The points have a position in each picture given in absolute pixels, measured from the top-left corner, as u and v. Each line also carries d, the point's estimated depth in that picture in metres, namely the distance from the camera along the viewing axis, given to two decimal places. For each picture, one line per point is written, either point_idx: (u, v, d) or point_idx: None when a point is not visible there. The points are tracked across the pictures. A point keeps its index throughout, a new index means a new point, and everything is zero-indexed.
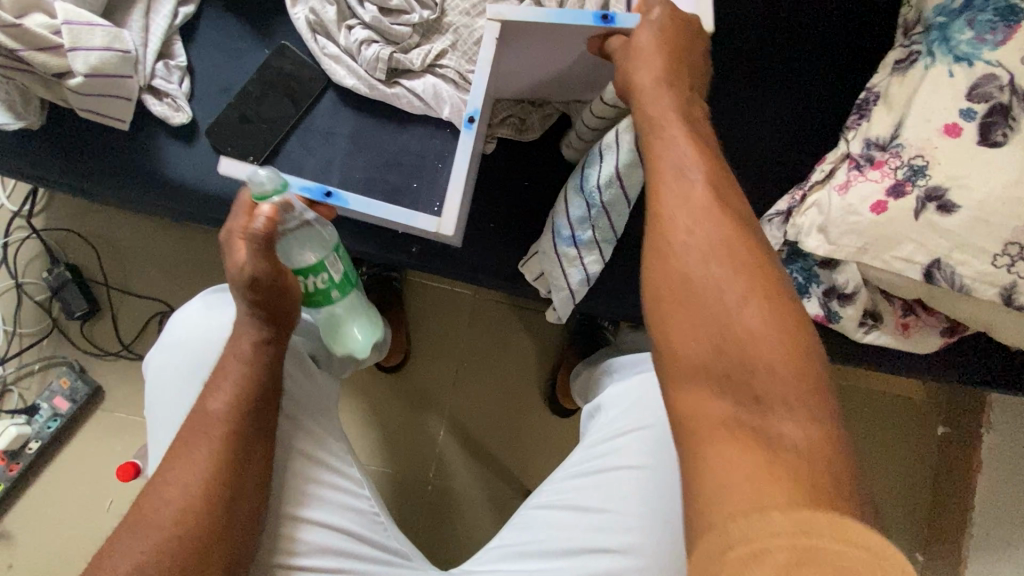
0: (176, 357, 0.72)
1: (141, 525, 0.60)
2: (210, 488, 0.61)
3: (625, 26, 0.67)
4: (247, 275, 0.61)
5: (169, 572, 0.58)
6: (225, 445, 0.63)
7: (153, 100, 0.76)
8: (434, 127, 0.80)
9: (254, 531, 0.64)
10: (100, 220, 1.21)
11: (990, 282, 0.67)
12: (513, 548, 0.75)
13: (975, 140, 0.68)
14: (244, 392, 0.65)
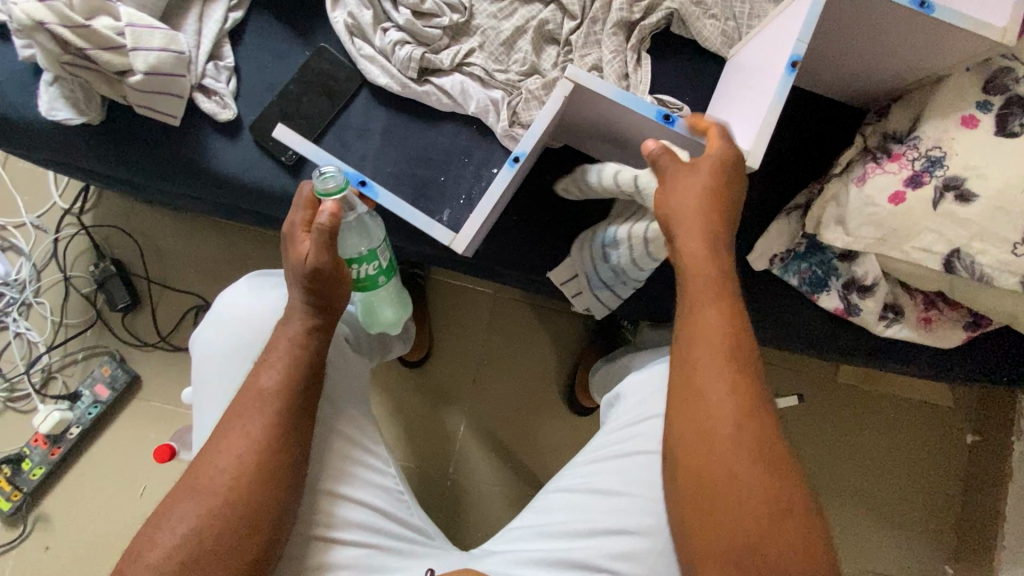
0: (226, 334, 0.76)
1: (196, 490, 0.63)
2: (260, 459, 0.64)
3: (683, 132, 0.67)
4: (311, 267, 0.64)
5: (221, 537, 0.61)
6: (277, 423, 0.65)
7: (202, 97, 0.81)
8: (461, 124, 0.85)
9: (292, 505, 0.66)
10: (143, 218, 1.28)
11: (1010, 271, 0.68)
12: (534, 529, 0.77)
13: (992, 130, 0.69)
14: (295, 375, 0.67)
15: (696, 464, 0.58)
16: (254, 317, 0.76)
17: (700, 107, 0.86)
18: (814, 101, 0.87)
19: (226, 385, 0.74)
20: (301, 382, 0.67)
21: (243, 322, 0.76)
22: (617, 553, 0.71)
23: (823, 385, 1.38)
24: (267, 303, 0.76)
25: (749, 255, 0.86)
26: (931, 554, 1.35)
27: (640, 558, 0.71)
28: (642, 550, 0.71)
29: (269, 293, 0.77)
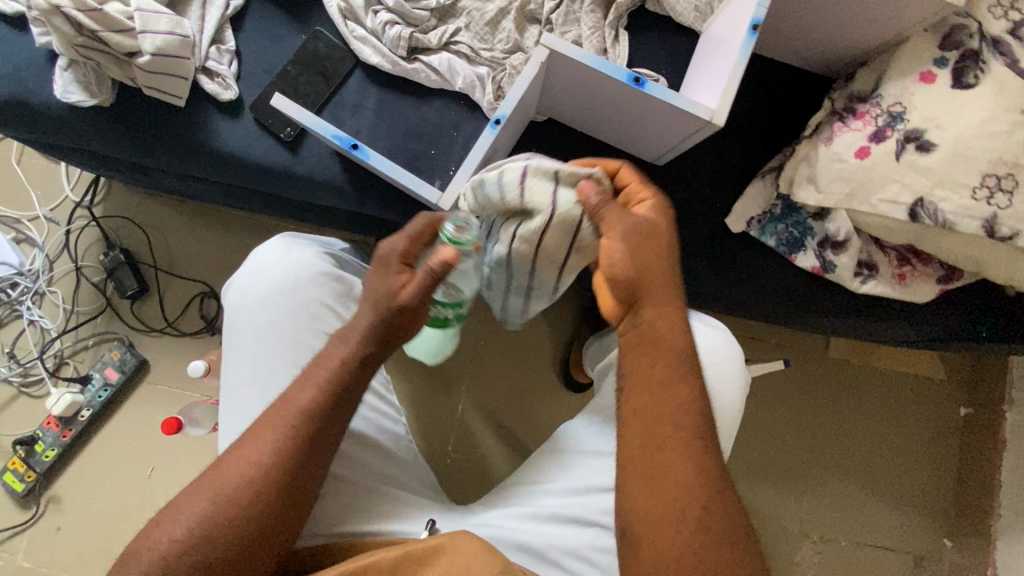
0: (260, 291, 0.77)
1: (217, 486, 0.65)
2: (278, 475, 0.65)
3: (652, 94, 0.67)
4: (403, 296, 0.66)
5: (230, 538, 0.63)
6: (300, 436, 0.66)
7: (206, 79, 0.87)
8: (450, 100, 0.89)
9: (302, 514, 0.67)
10: (151, 209, 1.33)
11: (971, 215, 0.71)
12: (529, 486, 0.79)
13: (948, 84, 0.72)
14: (328, 391, 0.68)
15: (654, 501, 0.64)
16: (290, 276, 0.78)
17: (676, 79, 0.91)
18: (785, 70, 0.92)
19: (259, 341, 0.76)
20: (329, 408, 0.67)
21: (277, 280, 0.77)
22: (608, 508, 0.74)
23: (812, 359, 1.40)
24: (302, 264, 0.78)
25: (727, 218, 0.90)
26: (928, 529, 1.36)
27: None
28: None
29: (303, 254, 0.79)
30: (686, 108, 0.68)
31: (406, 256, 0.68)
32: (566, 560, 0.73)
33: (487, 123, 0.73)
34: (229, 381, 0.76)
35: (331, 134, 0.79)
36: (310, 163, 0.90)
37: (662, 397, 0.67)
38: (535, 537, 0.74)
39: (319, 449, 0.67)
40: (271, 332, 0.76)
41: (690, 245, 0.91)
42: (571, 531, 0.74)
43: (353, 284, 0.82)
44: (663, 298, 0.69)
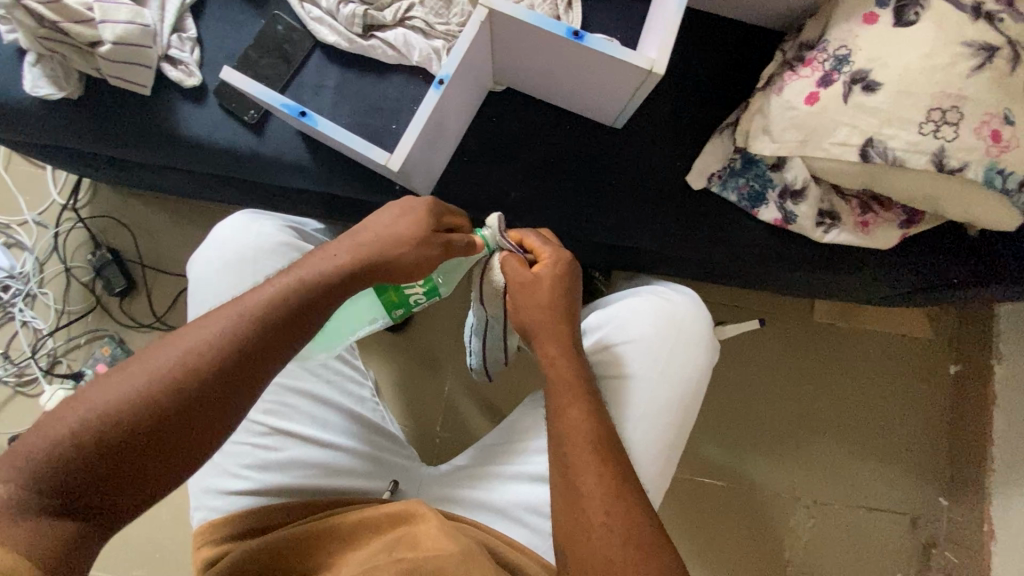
0: (220, 261, 0.80)
1: (101, 394, 0.56)
2: (181, 396, 0.57)
3: (592, 44, 0.69)
4: (443, 240, 0.68)
5: (100, 457, 0.54)
6: (219, 365, 0.59)
7: (169, 67, 0.89)
8: (408, 75, 0.91)
9: (198, 455, 0.59)
10: (135, 208, 1.36)
11: (920, 151, 0.71)
12: (498, 448, 0.78)
13: (892, 23, 0.72)
14: (259, 326, 0.62)
15: (572, 517, 0.64)
16: (248, 246, 0.80)
17: (631, 43, 0.91)
18: (738, 28, 0.92)
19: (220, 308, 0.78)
20: (255, 343, 0.61)
21: (237, 250, 0.80)
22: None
23: (793, 323, 1.40)
24: (261, 235, 0.81)
25: (688, 175, 0.91)
26: (920, 487, 1.35)
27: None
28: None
29: (262, 226, 0.81)
30: (626, 60, 0.69)
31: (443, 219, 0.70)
32: (529, 518, 0.72)
33: (433, 84, 0.74)
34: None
35: (279, 102, 0.79)
36: (276, 145, 0.92)
37: (570, 421, 0.68)
38: (498, 495, 0.74)
39: (234, 389, 0.60)
40: (233, 298, 0.79)
41: (654, 205, 0.92)
42: (536, 488, 0.73)
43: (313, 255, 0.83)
44: (556, 330, 0.73)
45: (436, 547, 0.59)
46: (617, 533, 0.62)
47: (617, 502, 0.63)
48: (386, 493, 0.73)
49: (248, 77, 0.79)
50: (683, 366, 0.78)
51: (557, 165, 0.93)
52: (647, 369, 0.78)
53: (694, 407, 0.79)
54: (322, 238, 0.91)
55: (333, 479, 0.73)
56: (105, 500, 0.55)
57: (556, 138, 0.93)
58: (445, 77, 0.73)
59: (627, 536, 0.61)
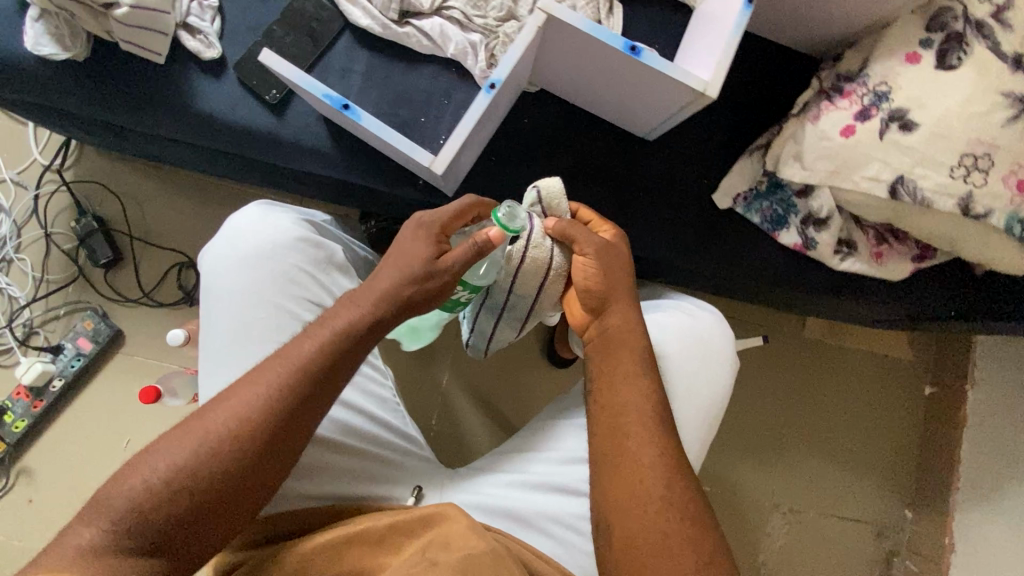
0: (235, 256, 0.77)
1: (165, 452, 0.62)
2: (235, 449, 0.63)
3: (649, 62, 0.68)
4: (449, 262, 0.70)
5: (169, 509, 0.60)
6: (266, 414, 0.64)
7: (187, 36, 0.85)
8: (441, 67, 0.88)
9: (254, 499, 0.64)
10: (124, 175, 1.29)
11: (949, 194, 0.73)
12: (522, 457, 0.78)
13: (934, 64, 0.74)
14: (301, 373, 0.67)
15: (620, 486, 0.67)
16: (263, 242, 0.77)
17: (670, 54, 0.91)
18: (775, 50, 0.93)
19: (234, 305, 0.75)
20: (297, 393, 0.66)
21: (253, 245, 0.77)
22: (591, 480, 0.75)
23: (787, 339, 1.44)
24: (278, 229, 0.78)
25: (715, 194, 0.91)
26: (890, 501, 1.42)
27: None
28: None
29: (280, 221, 0.79)
30: (682, 80, 0.68)
31: (446, 230, 0.73)
32: (551, 528, 0.73)
33: (484, 88, 0.71)
34: (202, 348, 0.76)
35: (323, 92, 0.75)
36: (295, 127, 0.88)
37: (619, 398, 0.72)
38: (524, 505, 0.74)
39: (281, 437, 0.65)
40: (248, 295, 0.76)
41: (678, 220, 0.92)
42: (560, 499, 0.75)
43: (331, 250, 0.82)
44: (620, 292, 0.76)
45: (471, 543, 0.60)
46: (666, 502, 0.66)
47: (665, 475, 0.67)
48: (409, 501, 0.73)
49: (287, 63, 0.75)
50: (710, 381, 0.80)
51: (586, 172, 0.92)
52: (678, 383, 0.79)
53: (717, 422, 0.81)
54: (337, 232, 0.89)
55: (363, 484, 0.73)
56: (175, 555, 0.60)
57: (586, 145, 0.92)
58: (496, 81, 0.71)
59: (676, 506, 0.66)
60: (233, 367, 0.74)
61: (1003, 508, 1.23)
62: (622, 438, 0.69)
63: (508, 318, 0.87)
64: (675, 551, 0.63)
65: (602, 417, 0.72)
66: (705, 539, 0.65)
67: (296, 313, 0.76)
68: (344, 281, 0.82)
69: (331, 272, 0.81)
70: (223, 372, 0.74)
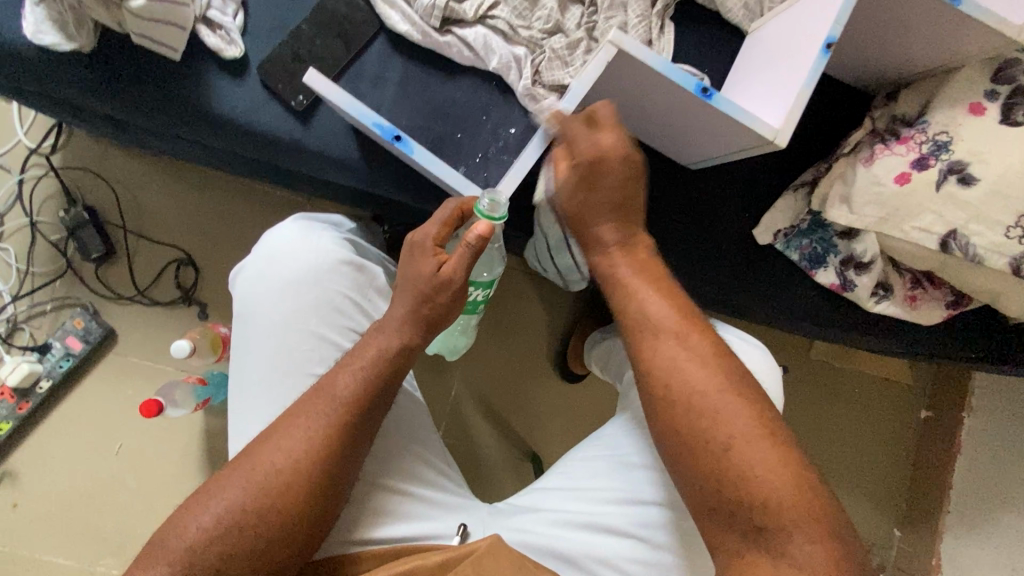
0: (278, 278, 0.80)
1: (221, 491, 0.63)
2: (290, 484, 0.63)
3: (720, 106, 0.64)
4: (447, 275, 0.67)
5: (233, 546, 0.61)
6: (317, 447, 0.65)
7: (206, 31, 0.78)
8: (480, 80, 0.83)
9: (315, 532, 0.64)
10: (118, 163, 1.21)
11: (1000, 252, 0.72)
12: (567, 493, 0.73)
13: (997, 119, 0.72)
14: (349, 407, 0.67)
15: (709, 483, 0.59)
16: (307, 266, 0.80)
17: (719, 81, 0.87)
18: (823, 82, 0.90)
19: (275, 328, 0.78)
20: (346, 425, 0.66)
21: (298, 267, 0.80)
22: (643, 521, 0.70)
23: (801, 362, 1.45)
24: (321, 251, 0.81)
25: (754, 229, 0.89)
26: (881, 518, 1.46)
27: (670, 528, 0.69)
28: (670, 517, 0.69)
29: (322, 241, 0.82)
30: (751, 126, 0.65)
31: (439, 239, 0.69)
32: (600, 571, 0.68)
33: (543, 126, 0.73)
34: (239, 368, 0.79)
35: (371, 119, 0.70)
36: (322, 137, 0.82)
37: (681, 383, 0.61)
38: (572, 545, 0.69)
39: (333, 470, 0.65)
40: (289, 320, 0.78)
41: (715, 253, 0.90)
42: (610, 541, 0.69)
43: (374, 274, 0.85)
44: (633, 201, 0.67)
45: (502, 570, 0.59)
46: (772, 481, 0.57)
47: (763, 450, 0.58)
48: (454, 539, 0.70)
49: (334, 84, 0.70)
50: None
51: None
52: None
53: None
54: (376, 255, 0.93)
55: (409, 526, 0.72)
56: None
57: None
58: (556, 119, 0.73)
59: (786, 481, 0.57)
60: (271, 391, 0.77)
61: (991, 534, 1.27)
62: (696, 425, 0.60)
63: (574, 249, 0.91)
64: (797, 530, 0.56)
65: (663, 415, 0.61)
66: (823, 502, 0.57)
67: (336, 339, 0.80)
68: (384, 305, 0.85)
69: (372, 297, 0.84)
70: (263, 394, 0.77)
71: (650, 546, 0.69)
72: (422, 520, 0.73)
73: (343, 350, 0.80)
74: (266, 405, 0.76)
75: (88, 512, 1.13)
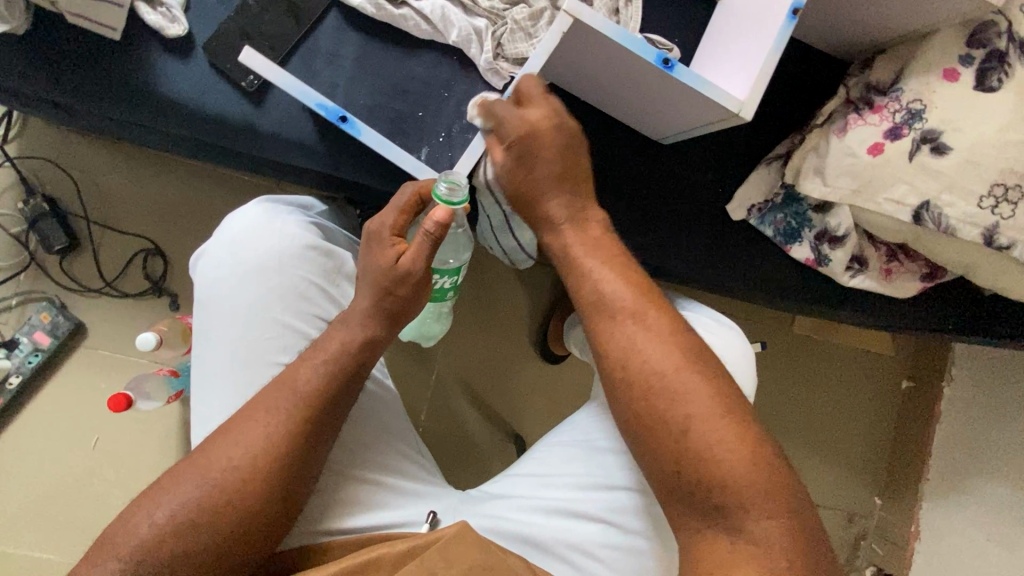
0: (239, 264, 0.77)
1: (178, 485, 0.62)
2: (249, 479, 0.62)
3: (683, 79, 0.62)
4: (405, 266, 0.66)
5: (189, 542, 0.60)
6: (280, 442, 0.64)
7: (147, 9, 0.74)
8: (441, 54, 0.80)
9: (275, 528, 0.64)
10: (77, 150, 1.17)
11: (972, 223, 0.71)
12: (538, 478, 0.73)
13: (972, 85, 0.70)
14: (311, 403, 0.66)
15: (669, 468, 0.58)
16: (268, 251, 0.78)
17: (690, 50, 0.84)
18: (799, 49, 0.87)
19: (237, 315, 0.76)
20: (309, 419, 0.65)
21: (259, 254, 0.78)
22: (615, 507, 0.69)
23: (787, 340, 1.43)
24: (284, 236, 0.79)
25: (728, 204, 0.87)
26: (862, 490, 1.45)
27: (642, 514, 0.68)
28: (639, 502, 0.69)
29: (287, 227, 0.79)
30: (716, 99, 0.63)
31: (397, 229, 0.68)
32: (570, 555, 0.68)
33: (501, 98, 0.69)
34: (201, 360, 0.76)
35: (313, 100, 0.69)
36: (277, 118, 0.78)
37: (639, 365, 0.61)
38: (542, 529, 0.69)
39: (296, 465, 0.65)
40: (251, 307, 0.76)
41: (689, 229, 0.88)
42: (579, 525, 0.69)
43: (341, 259, 0.83)
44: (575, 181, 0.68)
45: (469, 558, 0.58)
46: (727, 457, 0.56)
47: (721, 428, 0.57)
48: (425, 527, 0.70)
49: (272, 64, 0.67)
50: None
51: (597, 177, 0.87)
52: None
53: None
54: (344, 240, 0.91)
55: (379, 516, 0.71)
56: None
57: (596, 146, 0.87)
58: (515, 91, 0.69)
59: (750, 463, 0.56)
60: (233, 382, 0.75)
61: (968, 500, 1.28)
62: (658, 406, 0.59)
63: (518, 231, 0.91)
64: (762, 508, 0.55)
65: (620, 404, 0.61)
66: (784, 490, 0.56)
67: (299, 326, 0.77)
68: (352, 291, 0.83)
69: (338, 283, 0.82)
70: (225, 383, 0.75)
71: (618, 530, 0.68)
72: (391, 510, 0.72)
73: (308, 338, 0.78)
74: (229, 395, 0.74)
75: (66, 507, 1.12)
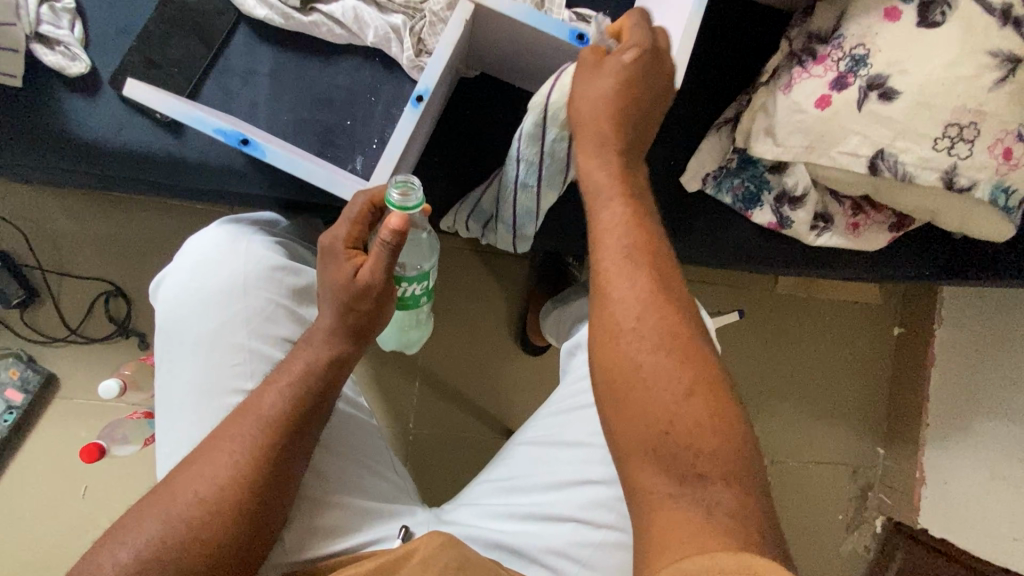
0: (198, 289, 0.72)
1: (140, 524, 0.58)
2: (219, 508, 0.58)
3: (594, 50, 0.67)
4: (364, 281, 0.62)
5: None
6: (244, 469, 0.60)
7: (44, 50, 0.71)
8: (362, 58, 0.77)
9: (251, 557, 0.60)
10: (23, 199, 1.14)
11: (930, 167, 0.68)
12: (505, 485, 0.72)
13: (915, 22, 0.67)
14: (276, 424, 0.62)
15: (638, 427, 0.52)
16: (227, 273, 0.72)
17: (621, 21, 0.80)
18: (737, 6, 0.84)
19: (198, 344, 0.71)
20: (276, 443, 0.62)
21: (221, 278, 0.72)
22: (587, 504, 0.67)
23: (764, 301, 1.36)
24: (248, 257, 0.73)
25: (682, 176, 0.84)
26: (864, 442, 1.39)
27: (612, 506, 0.67)
28: (606, 497, 0.67)
29: (251, 246, 0.74)
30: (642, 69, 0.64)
31: (352, 241, 0.64)
32: (544, 558, 0.66)
33: (410, 102, 0.65)
34: (163, 390, 0.71)
35: (213, 126, 0.65)
36: (199, 146, 0.75)
37: (627, 327, 0.54)
38: (514, 536, 0.67)
39: (267, 490, 0.61)
40: (213, 334, 0.71)
41: None
42: (548, 526, 0.68)
43: (309, 277, 0.77)
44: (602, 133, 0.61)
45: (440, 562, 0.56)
46: (698, 428, 0.50)
47: (697, 403, 0.51)
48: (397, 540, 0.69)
49: (161, 95, 0.65)
50: None
51: None
52: None
53: None
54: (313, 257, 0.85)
55: (350, 539, 0.69)
56: None
57: None
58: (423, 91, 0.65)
59: (721, 440, 0.50)
60: (196, 414, 0.69)
61: (973, 442, 1.24)
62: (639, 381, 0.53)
63: (544, 185, 0.74)
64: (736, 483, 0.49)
65: (607, 353, 0.55)
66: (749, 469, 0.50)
67: (267, 352, 0.72)
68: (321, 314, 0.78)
69: (306, 302, 0.76)
70: (186, 418, 0.69)
71: (591, 526, 0.67)
72: (361, 533, 0.69)
73: (276, 362, 0.72)
74: (191, 431, 0.69)
75: (60, 564, 1.10)
